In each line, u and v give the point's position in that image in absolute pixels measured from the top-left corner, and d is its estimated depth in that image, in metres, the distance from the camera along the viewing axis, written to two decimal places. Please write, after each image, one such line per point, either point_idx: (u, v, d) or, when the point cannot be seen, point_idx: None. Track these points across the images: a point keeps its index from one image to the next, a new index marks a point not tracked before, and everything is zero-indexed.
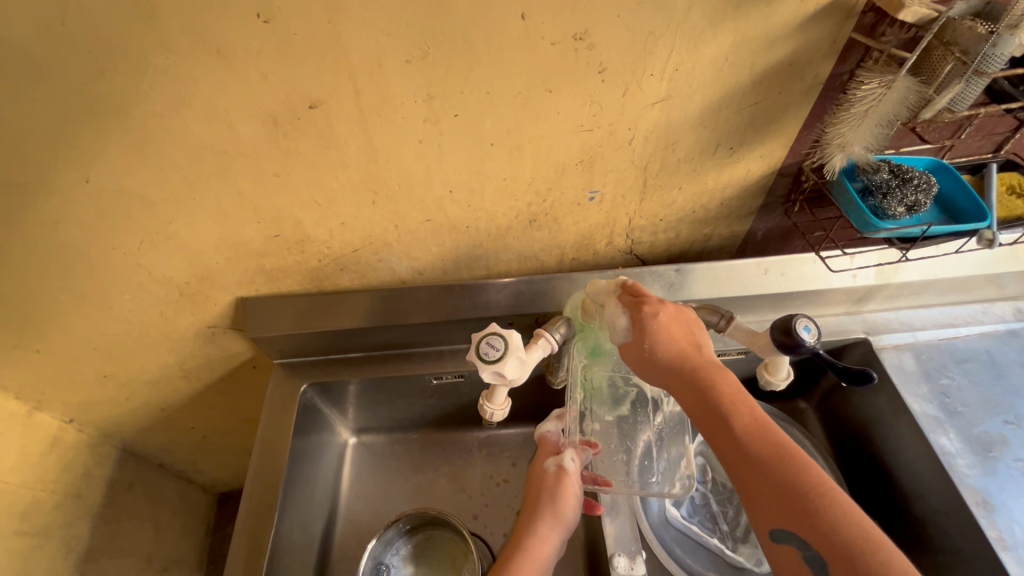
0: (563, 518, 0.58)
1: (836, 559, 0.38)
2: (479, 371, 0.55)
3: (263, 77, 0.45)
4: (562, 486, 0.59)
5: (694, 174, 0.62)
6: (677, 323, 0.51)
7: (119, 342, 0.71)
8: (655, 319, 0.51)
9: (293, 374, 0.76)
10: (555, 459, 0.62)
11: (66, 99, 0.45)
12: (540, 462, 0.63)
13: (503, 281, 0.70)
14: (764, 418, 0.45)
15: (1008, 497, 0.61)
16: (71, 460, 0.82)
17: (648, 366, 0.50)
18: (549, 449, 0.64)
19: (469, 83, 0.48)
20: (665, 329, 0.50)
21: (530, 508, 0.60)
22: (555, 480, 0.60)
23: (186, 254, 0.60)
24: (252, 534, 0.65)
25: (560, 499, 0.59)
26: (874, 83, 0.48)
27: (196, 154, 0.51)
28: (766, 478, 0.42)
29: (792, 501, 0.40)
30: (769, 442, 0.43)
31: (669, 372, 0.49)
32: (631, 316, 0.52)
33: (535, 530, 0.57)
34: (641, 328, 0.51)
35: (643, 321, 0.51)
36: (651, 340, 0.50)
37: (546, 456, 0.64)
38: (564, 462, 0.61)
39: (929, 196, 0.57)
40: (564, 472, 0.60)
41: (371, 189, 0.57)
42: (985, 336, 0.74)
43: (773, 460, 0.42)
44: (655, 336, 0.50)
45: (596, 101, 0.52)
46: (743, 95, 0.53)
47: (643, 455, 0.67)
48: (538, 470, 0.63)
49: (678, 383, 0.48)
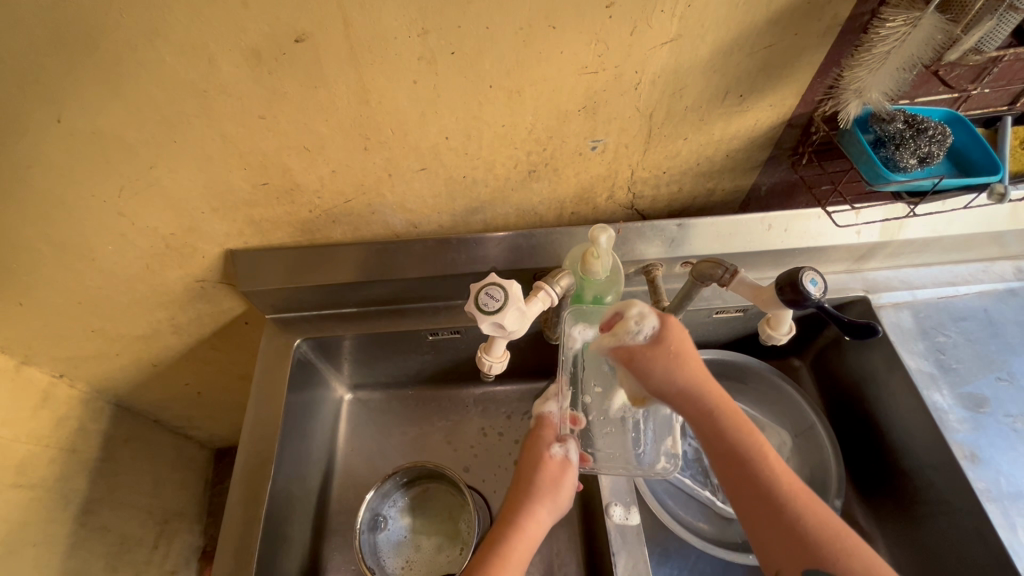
0: (559, 504, 0.57)
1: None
2: (479, 322, 0.53)
3: (245, 6, 0.42)
4: (566, 477, 0.57)
5: (700, 124, 0.59)
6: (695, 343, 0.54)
7: (106, 296, 0.69)
8: (678, 327, 0.53)
9: (287, 329, 0.75)
10: (561, 447, 0.59)
11: (28, 27, 0.41)
12: (541, 444, 0.60)
13: (500, 235, 0.68)
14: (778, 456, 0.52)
15: (997, 451, 0.62)
16: (64, 415, 0.81)
17: (678, 375, 0.51)
18: (550, 431, 0.61)
19: (468, 15, 0.45)
20: (690, 345, 0.53)
21: (526, 491, 0.57)
22: (559, 468, 0.58)
23: (170, 202, 0.58)
24: (250, 486, 0.65)
25: (561, 487, 0.57)
26: (899, 21, 0.46)
27: (175, 91, 0.47)
28: (800, 514, 0.47)
29: (819, 537, 0.46)
30: (794, 481, 0.49)
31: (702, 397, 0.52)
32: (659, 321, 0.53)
33: (531, 512, 0.55)
34: (671, 337, 0.52)
35: (669, 328, 0.53)
36: (679, 350, 0.52)
37: (549, 438, 0.60)
38: (570, 452, 0.59)
39: (943, 147, 0.55)
40: (568, 463, 0.58)
41: (363, 134, 0.54)
42: (984, 295, 0.73)
43: (804, 499, 0.48)
44: (685, 348, 0.52)
45: (602, 38, 0.49)
46: (757, 35, 0.50)
47: (633, 424, 0.66)
48: (540, 453, 0.59)
49: (708, 410, 0.52)
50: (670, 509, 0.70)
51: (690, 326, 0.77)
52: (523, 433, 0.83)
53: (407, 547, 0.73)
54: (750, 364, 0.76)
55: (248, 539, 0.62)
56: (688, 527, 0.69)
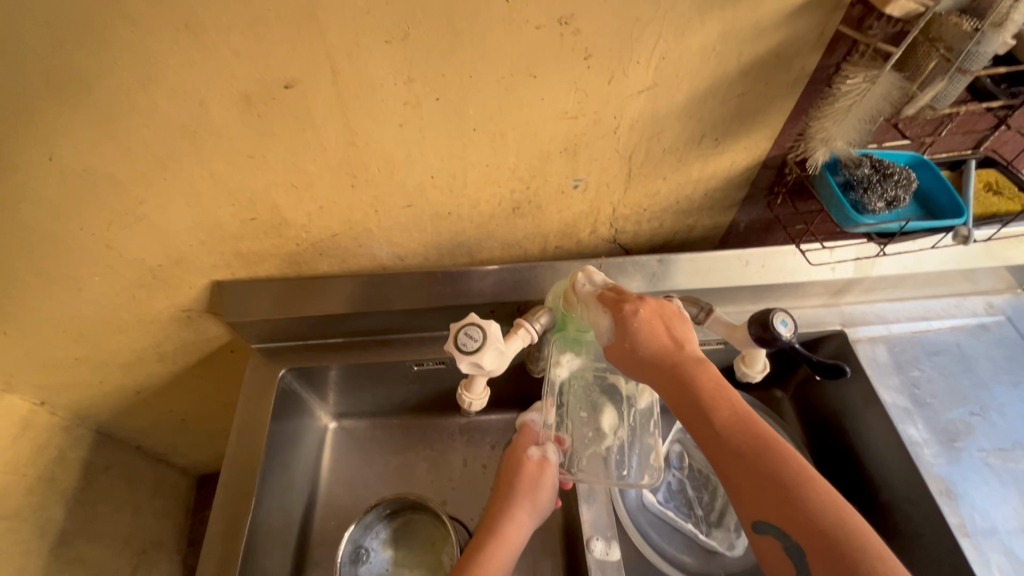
0: (539, 505, 0.60)
1: (814, 547, 0.41)
2: (457, 361, 0.54)
3: (236, 55, 0.44)
4: (544, 475, 0.62)
5: (678, 165, 0.62)
6: (657, 319, 0.53)
7: (91, 325, 0.69)
8: (636, 312, 0.52)
9: (272, 359, 0.75)
10: (538, 449, 0.64)
11: (23, 72, 0.43)
12: (518, 447, 0.65)
13: (492, 268, 0.69)
14: (744, 411, 0.47)
15: (970, 485, 0.63)
16: (43, 444, 0.81)
17: (628, 361, 0.52)
18: (530, 436, 0.66)
19: (451, 65, 0.47)
20: (644, 325, 0.52)
21: (507, 494, 0.61)
22: (537, 468, 0.62)
23: (158, 236, 0.59)
24: (229, 518, 0.64)
25: (539, 486, 0.61)
26: (859, 78, 0.48)
27: (167, 132, 0.49)
28: (746, 471, 0.44)
29: (764, 492, 0.43)
30: (748, 435, 0.46)
31: (651, 367, 0.51)
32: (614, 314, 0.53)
33: (512, 515, 0.59)
34: (623, 328, 0.52)
35: (629, 319, 0.52)
36: (628, 336, 0.52)
37: (526, 442, 0.65)
38: (548, 453, 0.64)
39: (908, 191, 0.57)
40: (546, 462, 0.63)
41: (350, 172, 0.55)
42: (956, 330, 0.75)
43: (753, 454, 0.45)
44: (636, 333, 0.51)
45: (581, 87, 0.51)
46: (729, 85, 0.53)
47: (618, 447, 0.68)
48: (518, 455, 0.64)
49: (660, 380, 0.50)
50: (653, 542, 0.70)
51: None
52: None
53: None
54: None
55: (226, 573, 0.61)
56: (671, 560, 0.69)
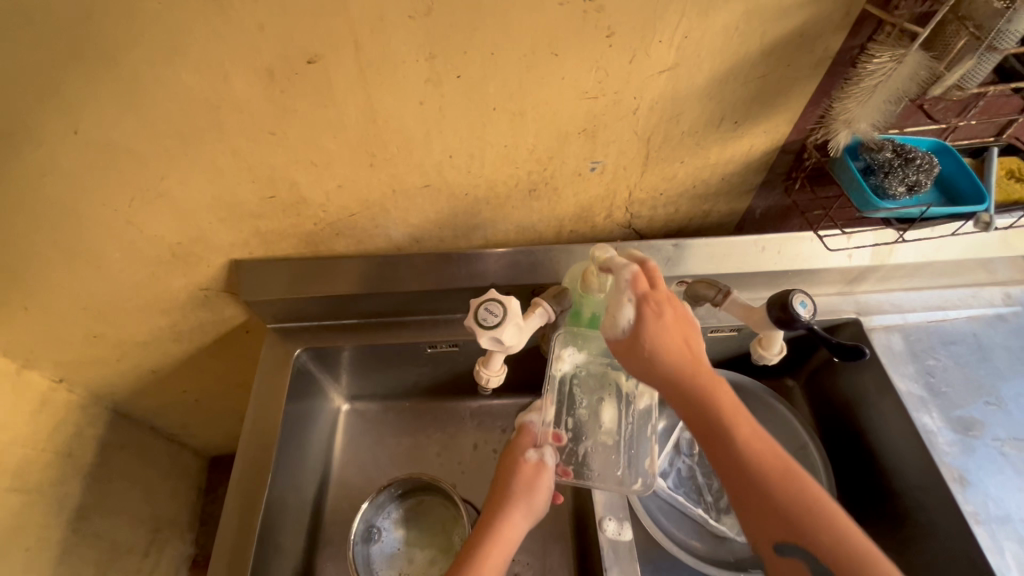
0: (535, 509, 0.58)
1: (834, 563, 0.46)
2: (478, 337, 0.55)
3: (260, 28, 0.44)
4: (541, 478, 0.59)
5: (696, 148, 0.61)
6: (680, 326, 0.51)
7: (110, 302, 0.70)
8: (662, 318, 0.50)
9: (287, 339, 0.75)
10: (537, 451, 0.61)
11: (50, 44, 0.43)
12: (517, 449, 0.62)
13: (499, 251, 0.70)
14: (762, 433, 0.50)
15: (984, 474, 0.63)
16: (62, 420, 0.82)
17: (654, 369, 0.50)
18: (529, 439, 0.63)
19: (473, 42, 0.47)
20: (669, 332, 0.50)
21: (502, 495, 0.58)
22: (535, 471, 0.59)
23: (178, 213, 0.59)
24: (246, 494, 0.65)
25: (535, 491, 0.58)
26: (885, 57, 0.48)
27: (190, 107, 0.49)
28: (770, 495, 0.48)
29: (789, 514, 0.47)
30: (770, 458, 0.49)
31: (676, 383, 0.50)
32: (638, 313, 0.50)
33: (508, 517, 0.56)
34: (647, 334, 0.50)
35: (654, 325, 0.50)
36: (653, 343, 0.50)
37: (524, 444, 0.62)
38: (546, 456, 0.61)
39: (930, 176, 0.57)
40: (543, 466, 0.60)
41: (369, 151, 0.55)
42: (974, 320, 0.75)
43: (776, 477, 0.48)
44: (662, 343, 0.50)
45: (602, 66, 0.51)
46: (751, 66, 0.53)
47: (614, 446, 0.69)
48: (516, 458, 0.61)
49: (680, 393, 0.50)
50: (663, 526, 0.71)
51: None
52: None
53: (400, 559, 0.74)
54: (743, 383, 0.78)
55: (243, 548, 0.62)
56: (682, 546, 0.70)
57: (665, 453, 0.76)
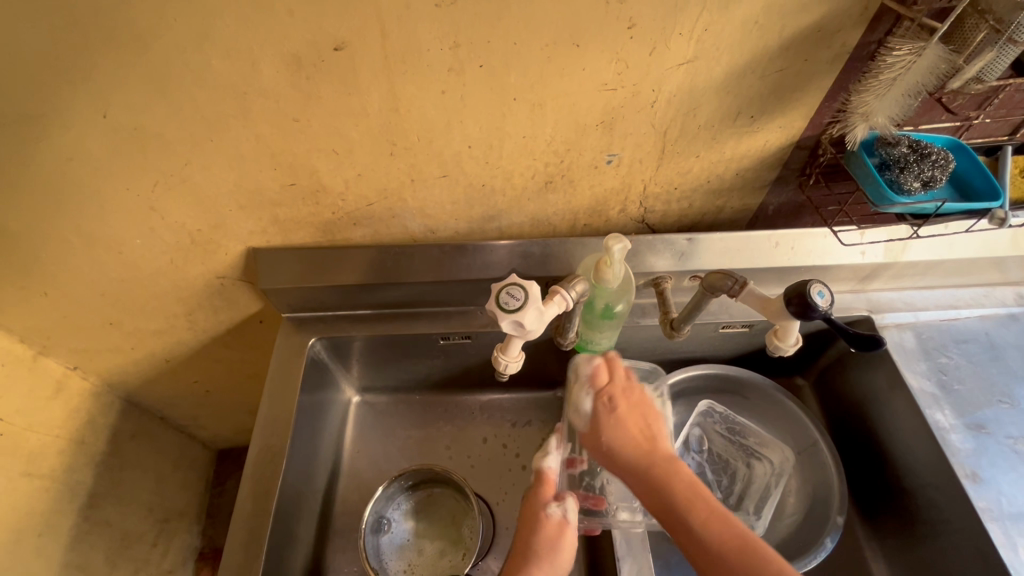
0: (560, 567, 0.54)
1: None
2: (500, 320, 0.55)
3: (290, 14, 0.45)
4: (564, 536, 0.55)
5: (712, 143, 0.62)
6: (634, 414, 0.56)
7: (129, 289, 0.71)
8: (613, 406, 0.57)
9: (301, 328, 0.76)
10: (559, 507, 0.57)
11: (85, 29, 0.44)
12: (536, 504, 0.59)
13: (507, 243, 0.70)
14: (722, 511, 0.49)
15: (997, 471, 0.63)
16: (75, 408, 0.82)
17: (610, 455, 0.54)
18: (547, 490, 0.60)
19: (497, 31, 0.48)
20: (622, 418, 0.56)
21: (522, 556, 0.54)
22: (557, 529, 0.56)
23: (200, 199, 0.60)
24: (260, 480, 0.65)
25: (559, 549, 0.55)
26: (905, 50, 0.48)
27: (218, 93, 0.50)
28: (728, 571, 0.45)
29: None
30: (727, 533, 0.47)
31: (628, 464, 0.53)
32: (593, 404, 0.58)
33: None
34: (598, 421, 0.56)
35: (604, 411, 0.57)
36: (606, 430, 0.55)
37: (545, 498, 0.59)
38: (568, 511, 0.57)
39: (945, 172, 0.57)
40: (567, 522, 0.56)
41: (389, 140, 0.56)
42: (985, 319, 0.75)
43: (733, 547, 0.46)
44: (610, 426, 0.55)
45: (623, 57, 0.51)
46: (769, 60, 0.53)
47: None
48: (535, 513, 0.58)
49: (636, 477, 0.52)
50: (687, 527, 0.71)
51: (696, 341, 0.79)
52: (525, 445, 0.84)
53: (410, 550, 0.74)
54: (751, 379, 0.78)
55: (256, 534, 0.62)
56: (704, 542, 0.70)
57: (675, 450, 0.78)
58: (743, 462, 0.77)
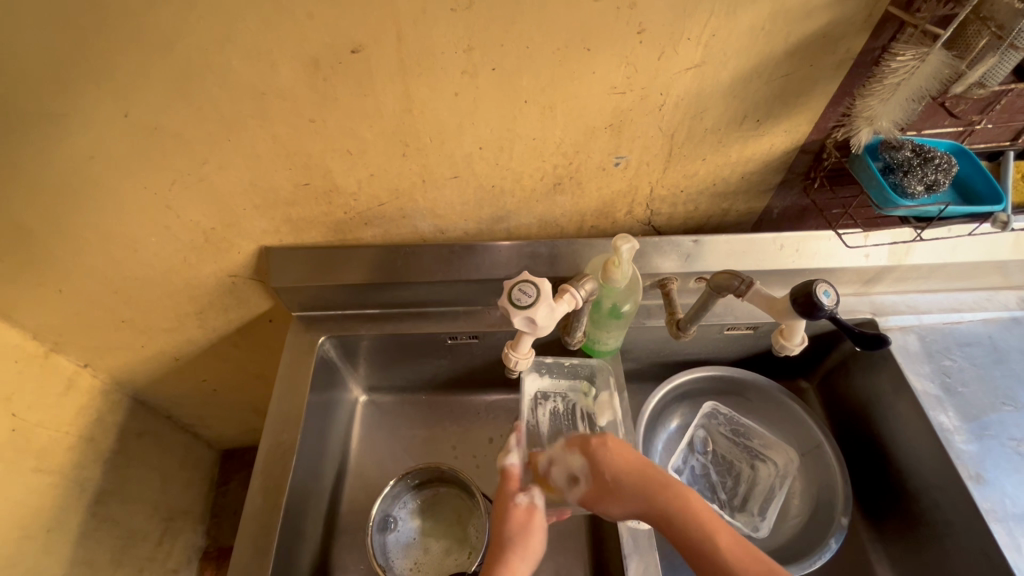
0: (532, 553, 0.54)
1: None
2: (512, 316, 0.56)
3: (310, 18, 0.46)
4: (533, 520, 0.56)
5: (718, 146, 0.63)
6: (630, 449, 0.58)
7: (141, 287, 0.72)
8: (608, 447, 0.58)
9: (311, 327, 0.77)
10: (527, 494, 0.58)
11: (110, 31, 0.45)
12: (505, 496, 0.59)
13: (507, 244, 0.71)
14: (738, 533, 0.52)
15: (1001, 473, 0.63)
16: (85, 405, 0.83)
17: (622, 497, 0.56)
18: (513, 481, 0.60)
19: (511, 36, 0.49)
20: (621, 457, 0.57)
21: (496, 550, 0.54)
22: (526, 514, 0.56)
23: (215, 198, 0.61)
24: (269, 476, 0.66)
25: (530, 536, 0.55)
26: (909, 55, 0.49)
27: (236, 94, 0.51)
28: None
29: None
30: (749, 555, 0.50)
31: (642, 499, 0.55)
32: (586, 450, 0.59)
33: (507, 562, 0.52)
34: (599, 465, 0.57)
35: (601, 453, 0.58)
36: (610, 474, 0.57)
37: (512, 489, 0.59)
38: (536, 498, 0.58)
39: (948, 176, 0.58)
40: (536, 508, 0.57)
41: (403, 141, 0.57)
42: (988, 322, 0.76)
43: (758, 567, 0.49)
44: (614, 469, 0.57)
45: (632, 62, 0.53)
46: (775, 65, 0.54)
47: None
48: (505, 504, 0.58)
49: (653, 513, 0.54)
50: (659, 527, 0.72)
51: (700, 342, 0.80)
52: None
53: (416, 549, 0.74)
54: (754, 380, 0.78)
55: (265, 530, 0.63)
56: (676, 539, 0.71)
57: (679, 452, 0.78)
58: (747, 464, 0.78)
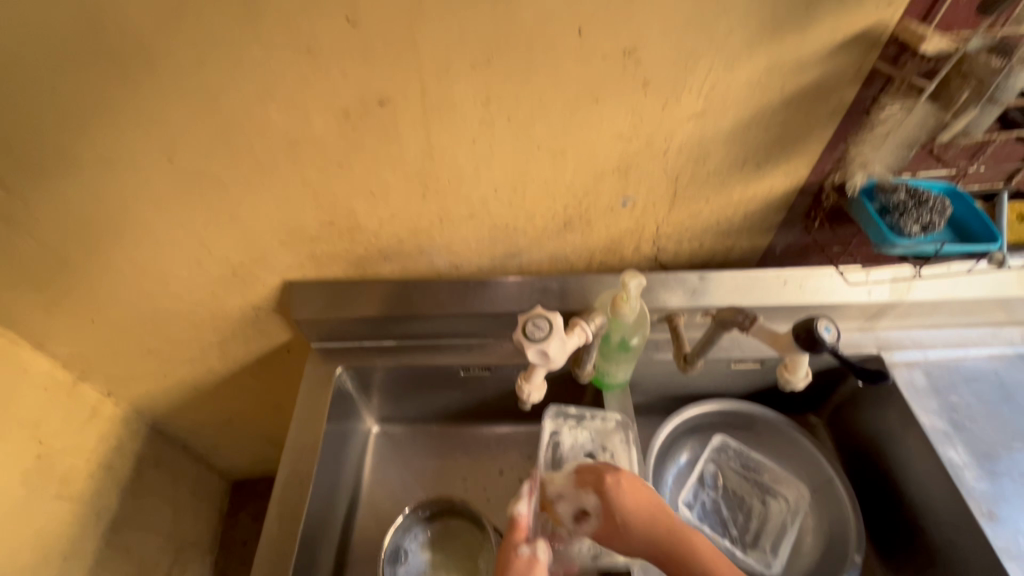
0: None
1: None
2: (525, 349, 0.59)
3: (343, 74, 0.50)
4: None
5: (720, 187, 0.66)
6: (639, 490, 0.58)
7: (168, 318, 0.75)
8: (619, 486, 0.58)
9: (328, 358, 0.80)
10: (530, 545, 0.55)
11: (163, 86, 0.50)
12: (507, 545, 0.56)
13: (514, 279, 0.74)
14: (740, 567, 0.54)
15: (1015, 509, 0.63)
16: (107, 432, 0.86)
17: (631, 536, 0.56)
18: (519, 531, 0.57)
19: (525, 89, 0.53)
20: (631, 498, 0.57)
21: None
22: (526, 567, 0.53)
23: (245, 235, 0.65)
24: (284, 504, 0.67)
25: None
26: (896, 107, 0.55)
27: (272, 141, 0.55)
28: None
29: None
30: None
31: (650, 540, 0.55)
32: (598, 493, 0.58)
33: None
34: (609, 506, 0.57)
35: (612, 491, 0.58)
36: (620, 513, 0.56)
37: (517, 538, 0.56)
38: (539, 551, 0.55)
39: (943, 217, 0.60)
40: (537, 561, 0.54)
41: (422, 183, 0.61)
42: (994, 359, 0.77)
43: None
44: (625, 509, 0.56)
45: (637, 111, 0.57)
46: (772, 114, 0.58)
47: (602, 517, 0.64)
48: (507, 555, 0.55)
49: (661, 550, 0.55)
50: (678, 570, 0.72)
51: (707, 376, 0.81)
52: None
53: None
54: (760, 414, 0.79)
55: (279, 558, 0.64)
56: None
57: (688, 486, 0.79)
58: (758, 499, 0.78)
